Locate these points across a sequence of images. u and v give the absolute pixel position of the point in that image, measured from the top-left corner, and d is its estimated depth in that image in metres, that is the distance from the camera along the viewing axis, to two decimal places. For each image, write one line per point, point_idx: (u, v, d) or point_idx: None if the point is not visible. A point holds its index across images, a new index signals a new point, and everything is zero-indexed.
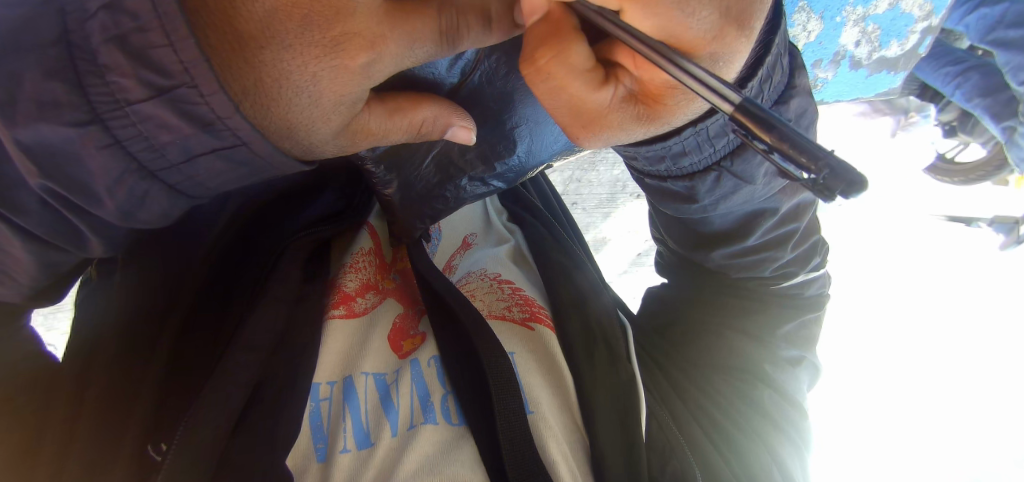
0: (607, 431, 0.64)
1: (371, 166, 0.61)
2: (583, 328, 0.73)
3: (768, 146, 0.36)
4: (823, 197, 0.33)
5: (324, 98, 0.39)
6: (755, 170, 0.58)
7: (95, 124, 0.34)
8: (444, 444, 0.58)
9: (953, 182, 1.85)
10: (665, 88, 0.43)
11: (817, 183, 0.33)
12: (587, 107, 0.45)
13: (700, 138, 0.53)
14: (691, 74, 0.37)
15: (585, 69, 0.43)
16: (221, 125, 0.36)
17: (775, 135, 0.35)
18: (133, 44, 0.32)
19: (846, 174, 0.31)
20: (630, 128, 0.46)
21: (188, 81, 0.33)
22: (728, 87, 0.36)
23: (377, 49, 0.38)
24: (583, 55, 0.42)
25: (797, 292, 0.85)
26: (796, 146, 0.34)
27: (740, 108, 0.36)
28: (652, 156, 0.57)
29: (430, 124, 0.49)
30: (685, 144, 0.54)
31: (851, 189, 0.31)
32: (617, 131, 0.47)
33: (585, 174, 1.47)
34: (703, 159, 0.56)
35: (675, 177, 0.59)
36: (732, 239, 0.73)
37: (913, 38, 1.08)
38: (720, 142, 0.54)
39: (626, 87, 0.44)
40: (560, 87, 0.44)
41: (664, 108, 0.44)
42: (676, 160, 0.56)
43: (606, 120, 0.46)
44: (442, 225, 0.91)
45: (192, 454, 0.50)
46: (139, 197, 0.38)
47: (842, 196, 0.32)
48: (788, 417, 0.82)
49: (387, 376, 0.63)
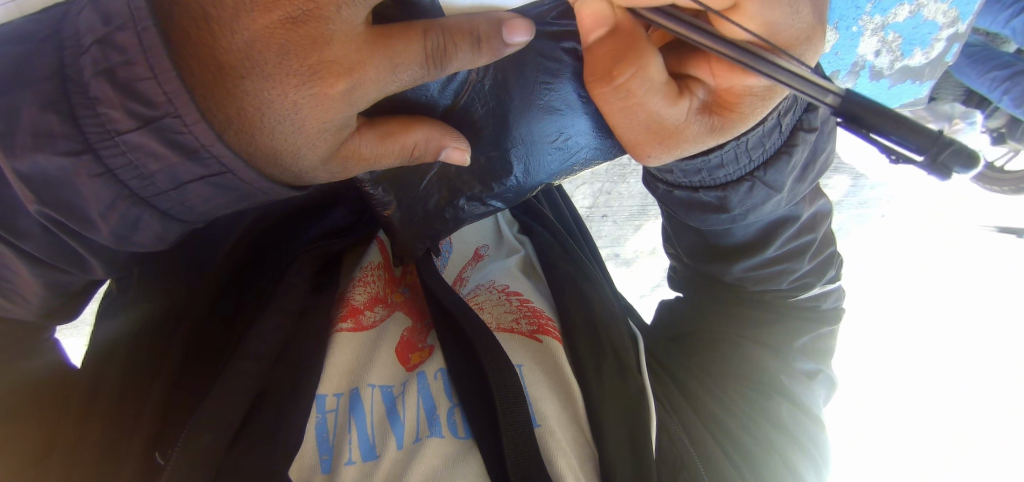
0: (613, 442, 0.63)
1: (370, 188, 0.60)
2: (591, 341, 0.72)
3: (869, 130, 0.39)
4: (942, 175, 0.37)
5: (307, 125, 0.40)
6: (786, 179, 0.56)
7: (88, 153, 0.35)
8: (450, 457, 0.57)
9: (1004, 192, 1.78)
10: (744, 95, 0.46)
11: (935, 161, 0.37)
12: (664, 123, 0.47)
13: (740, 149, 0.53)
14: (782, 69, 0.38)
15: (663, 84, 0.44)
16: (206, 153, 0.36)
17: (881, 120, 0.38)
18: (121, 77, 0.34)
19: (964, 153, 0.36)
20: (703, 141, 0.49)
21: (172, 111, 0.34)
22: (823, 78, 0.39)
23: (355, 76, 0.39)
24: (659, 70, 0.44)
25: (814, 306, 0.82)
26: (906, 128, 0.37)
27: (841, 97, 0.38)
28: (690, 170, 0.56)
29: (422, 147, 0.49)
30: (725, 157, 0.53)
31: (969, 165, 0.36)
32: (693, 144, 0.49)
33: (614, 186, 1.46)
34: (738, 170, 0.55)
35: (706, 187, 0.57)
36: (747, 251, 0.70)
37: (939, 47, 1.03)
38: (757, 153, 0.54)
39: (699, 99, 0.47)
40: (637, 105, 0.46)
41: (740, 116, 0.47)
42: (713, 172, 0.55)
43: (683, 133, 0.48)
44: (454, 238, 0.92)
45: (197, 458, 0.50)
46: (132, 223, 0.39)
47: (959, 172, 0.36)
48: (809, 432, 0.78)
49: (394, 389, 0.62)
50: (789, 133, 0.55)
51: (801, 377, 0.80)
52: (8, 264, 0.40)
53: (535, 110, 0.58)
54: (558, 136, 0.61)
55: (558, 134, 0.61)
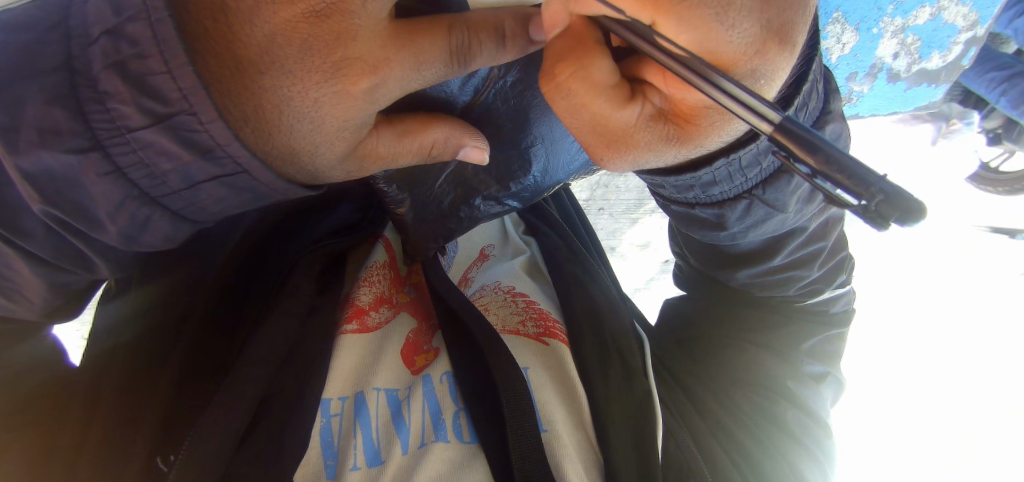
0: (620, 449, 0.61)
1: (383, 186, 0.58)
2: (597, 344, 0.70)
3: (810, 168, 0.33)
4: (878, 225, 0.31)
5: (327, 124, 0.38)
6: (788, 198, 0.55)
7: (96, 151, 0.33)
8: (455, 463, 0.56)
9: (997, 193, 1.78)
10: (700, 107, 0.40)
11: (870, 209, 0.31)
12: (610, 126, 0.42)
13: (733, 168, 0.50)
14: (725, 92, 0.35)
15: (608, 85, 0.40)
16: (222, 153, 0.35)
17: (820, 157, 0.33)
18: (133, 71, 0.32)
19: (901, 202, 0.30)
20: (657, 149, 0.44)
21: (187, 108, 0.32)
22: (765, 105, 0.35)
23: (381, 73, 0.37)
24: (606, 71, 0.39)
25: (823, 310, 0.81)
26: (844, 172, 0.32)
27: (779, 128, 0.34)
28: (681, 186, 0.53)
29: (441, 145, 0.47)
30: (716, 174, 0.50)
31: (907, 217, 0.30)
32: (645, 152, 0.44)
33: (613, 179, 1.44)
34: (732, 189, 0.53)
35: (702, 205, 0.56)
36: (748, 261, 0.70)
37: (957, 50, 1.02)
38: (752, 172, 0.51)
39: (654, 106, 0.42)
40: (581, 105, 0.41)
41: (698, 129, 0.42)
42: (706, 189, 0.53)
43: (632, 140, 0.43)
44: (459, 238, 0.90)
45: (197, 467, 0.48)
46: (141, 223, 0.37)
47: (897, 224, 0.30)
48: (814, 437, 0.78)
49: (398, 392, 0.61)
50: None
51: (808, 383, 0.80)
52: (7, 262, 0.38)
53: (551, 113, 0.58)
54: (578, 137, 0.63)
55: None
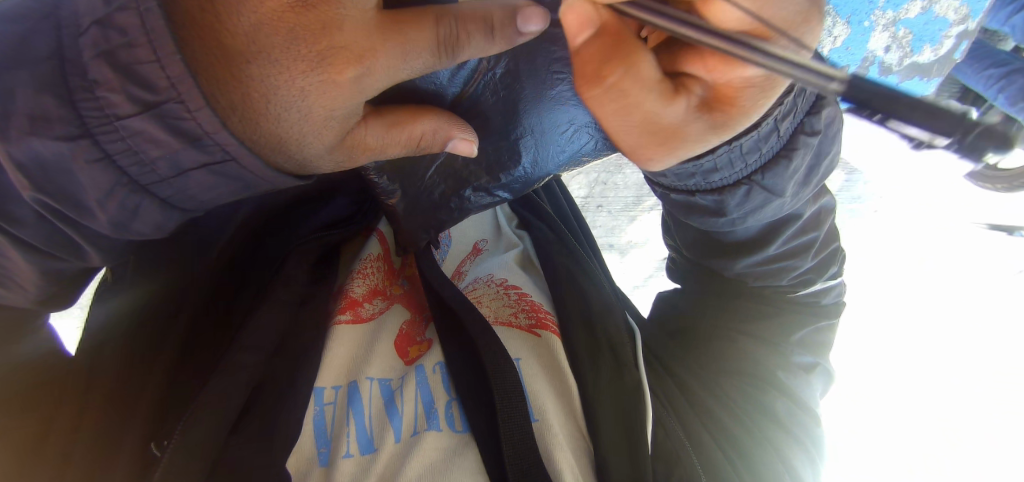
0: (609, 437, 0.63)
1: (374, 177, 0.61)
2: (588, 334, 0.72)
3: (878, 113, 0.35)
4: (978, 159, 0.34)
5: (314, 113, 0.39)
6: (786, 184, 0.56)
7: (85, 138, 0.33)
8: (447, 451, 0.57)
9: (996, 189, 1.78)
10: (744, 87, 0.40)
11: (965, 142, 0.33)
12: (661, 124, 0.41)
13: (734, 154, 0.52)
14: (786, 62, 0.34)
15: (655, 80, 0.39)
16: (209, 140, 0.35)
17: (901, 102, 0.35)
18: (122, 60, 0.32)
19: (1001, 133, 0.33)
20: (705, 140, 0.43)
21: (175, 96, 0.33)
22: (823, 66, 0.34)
23: (367, 63, 0.37)
24: (653, 64, 0.38)
25: (814, 301, 0.82)
26: (912, 107, 0.35)
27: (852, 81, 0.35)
28: (682, 173, 0.55)
29: (429, 137, 0.48)
30: (717, 161, 0.52)
31: (1004, 146, 0.33)
32: (694, 145, 0.43)
33: (611, 177, 1.48)
34: (733, 175, 0.54)
35: (703, 192, 0.57)
36: (741, 250, 0.71)
37: (948, 43, 1.02)
38: (753, 158, 0.52)
39: (697, 95, 0.41)
40: (630, 105, 0.40)
41: (743, 111, 0.41)
42: (707, 176, 0.54)
43: (683, 134, 0.42)
44: (453, 231, 0.91)
45: (191, 452, 0.49)
46: (131, 211, 0.37)
47: (996, 153, 0.33)
48: (803, 426, 0.79)
49: (391, 382, 0.61)
50: (788, 138, 0.53)
51: (799, 372, 0.81)
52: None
53: (545, 101, 0.56)
54: (569, 127, 0.60)
55: (569, 125, 0.60)
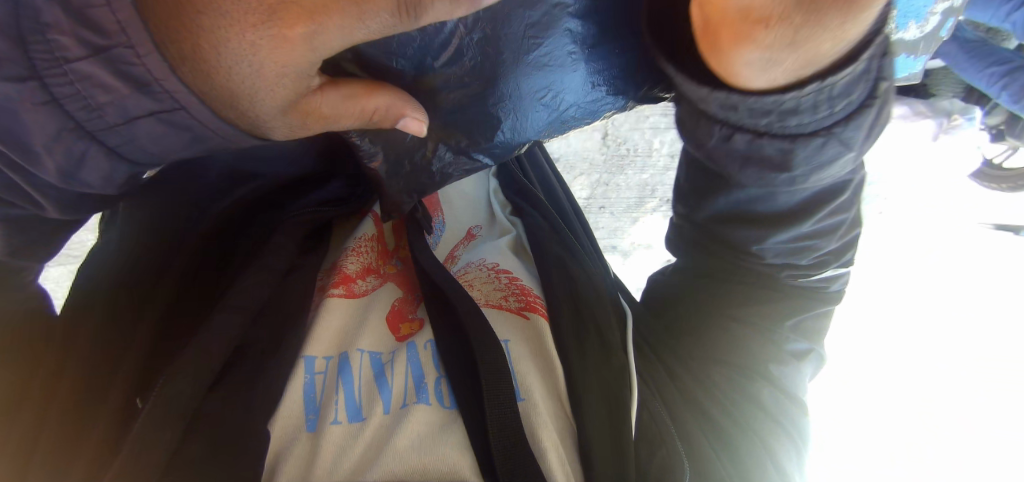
0: (595, 423, 0.61)
1: (356, 138, 0.60)
2: (575, 319, 0.70)
3: None
4: None
5: (266, 69, 0.38)
6: (862, 138, 0.46)
7: (33, 80, 0.33)
8: (436, 425, 0.55)
9: (1001, 189, 1.61)
10: None
11: None
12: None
13: (823, 95, 0.42)
14: None
15: None
16: (157, 87, 0.35)
17: None
18: (73, 2, 0.32)
19: None
20: (822, 27, 0.38)
21: (124, 41, 0.33)
22: None
23: (319, 21, 0.38)
24: None
25: (819, 287, 0.75)
26: None
27: None
28: (758, 110, 0.43)
29: (383, 113, 0.48)
30: (802, 100, 0.42)
31: None
32: (808, 32, 0.38)
33: (613, 177, 1.45)
34: (813, 121, 0.44)
35: (772, 136, 0.46)
36: (777, 220, 0.63)
37: (934, 20, 1.00)
38: (841, 104, 0.42)
39: None
40: None
41: None
42: (784, 117, 0.44)
43: (793, 14, 0.38)
44: (447, 216, 0.91)
45: (172, 402, 0.49)
46: (76, 159, 0.38)
47: None
48: (791, 416, 0.77)
49: (382, 355, 0.60)
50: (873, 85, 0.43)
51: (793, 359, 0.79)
52: None
53: (520, 68, 0.56)
54: (547, 92, 0.60)
55: (547, 90, 0.59)
